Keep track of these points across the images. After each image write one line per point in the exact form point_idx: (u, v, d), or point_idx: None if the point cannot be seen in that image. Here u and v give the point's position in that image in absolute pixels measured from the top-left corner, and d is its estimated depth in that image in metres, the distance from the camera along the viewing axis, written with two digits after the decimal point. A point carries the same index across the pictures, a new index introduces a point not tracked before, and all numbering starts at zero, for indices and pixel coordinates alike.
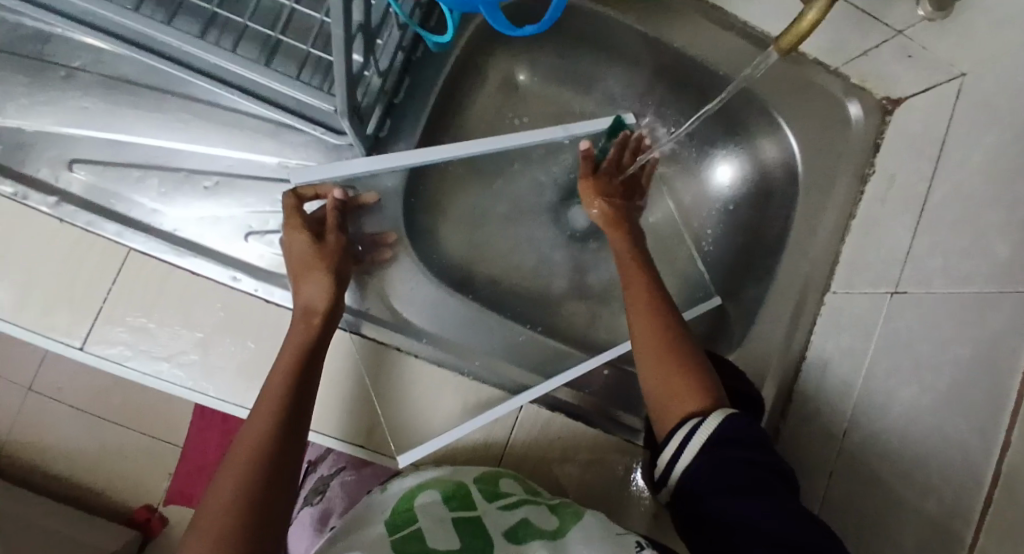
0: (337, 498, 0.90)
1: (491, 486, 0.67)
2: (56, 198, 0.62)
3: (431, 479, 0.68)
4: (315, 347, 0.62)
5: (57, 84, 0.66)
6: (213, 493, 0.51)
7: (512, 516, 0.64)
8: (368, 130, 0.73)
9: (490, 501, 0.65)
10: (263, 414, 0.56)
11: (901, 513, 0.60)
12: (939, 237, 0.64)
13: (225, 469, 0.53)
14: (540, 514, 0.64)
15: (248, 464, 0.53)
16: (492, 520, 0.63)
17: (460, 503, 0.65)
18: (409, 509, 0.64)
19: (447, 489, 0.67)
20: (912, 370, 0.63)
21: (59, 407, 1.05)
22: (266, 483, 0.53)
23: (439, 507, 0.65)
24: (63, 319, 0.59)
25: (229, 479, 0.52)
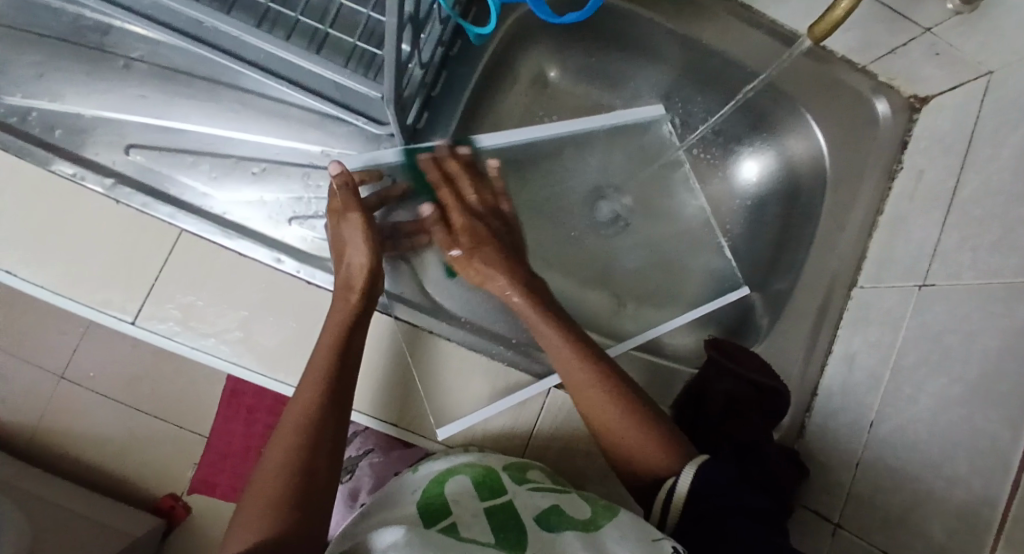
0: (366, 476, 0.85)
1: (522, 475, 0.64)
2: (113, 179, 0.63)
3: (460, 465, 0.64)
4: (356, 323, 0.61)
5: (116, 73, 0.67)
6: (266, 459, 0.56)
7: (541, 498, 0.59)
8: (407, 121, 0.67)
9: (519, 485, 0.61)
10: (309, 384, 0.58)
11: (928, 504, 0.56)
12: (969, 231, 0.63)
13: (275, 438, 0.56)
14: (573, 503, 0.59)
15: (294, 438, 0.56)
16: (523, 503, 0.58)
17: (492, 488, 0.60)
18: (438, 493, 0.60)
19: (479, 476, 0.62)
20: (934, 366, 0.61)
21: (95, 395, 1.18)
22: (310, 454, 0.56)
23: (470, 495, 0.59)
24: (116, 296, 0.61)
25: (278, 449, 0.55)
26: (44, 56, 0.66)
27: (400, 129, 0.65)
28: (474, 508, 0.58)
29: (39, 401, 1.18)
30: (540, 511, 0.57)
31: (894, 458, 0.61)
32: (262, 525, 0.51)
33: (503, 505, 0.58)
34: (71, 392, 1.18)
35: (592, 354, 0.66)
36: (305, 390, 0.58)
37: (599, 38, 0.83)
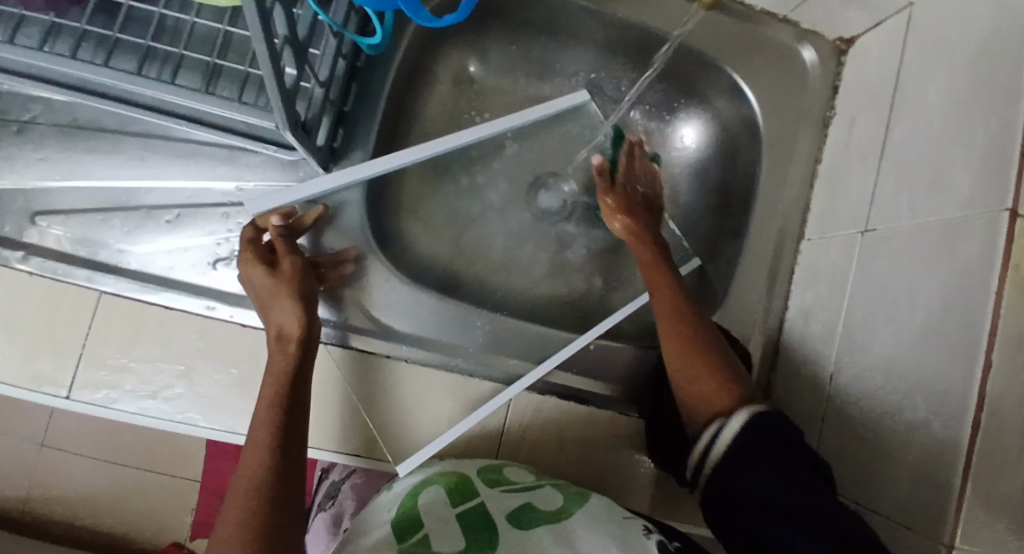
0: (349, 500, 0.80)
1: (493, 476, 0.63)
2: (25, 251, 0.60)
3: (431, 473, 0.63)
4: (302, 368, 0.59)
5: (10, 139, 0.64)
6: (218, 535, 0.51)
7: (513, 500, 0.59)
8: (318, 143, 0.64)
9: (489, 487, 0.61)
10: (260, 427, 0.55)
11: (894, 455, 0.55)
12: (904, 174, 0.61)
13: (227, 509, 0.52)
14: (543, 500, 0.59)
15: (247, 502, 0.52)
16: (496, 509, 0.58)
17: (464, 494, 0.60)
18: (412, 504, 0.59)
19: (450, 482, 0.62)
20: (885, 316, 0.59)
21: (77, 457, 1.16)
22: (268, 518, 0.51)
23: (441, 502, 0.59)
24: (47, 368, 0.59)
25: (232, 518, 0.51)
26: None
27: (313, 152, 0.63)
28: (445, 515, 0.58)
29: (18, 475, 1.14)
30: (513, 514, 0.57)
31: (857, 411, 0.61)
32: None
33: (475, 511, 0.58)
34: (50, 461, 1.15)
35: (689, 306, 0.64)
36: (257, 437, 0.55)
37: (516, 24, 0.80)
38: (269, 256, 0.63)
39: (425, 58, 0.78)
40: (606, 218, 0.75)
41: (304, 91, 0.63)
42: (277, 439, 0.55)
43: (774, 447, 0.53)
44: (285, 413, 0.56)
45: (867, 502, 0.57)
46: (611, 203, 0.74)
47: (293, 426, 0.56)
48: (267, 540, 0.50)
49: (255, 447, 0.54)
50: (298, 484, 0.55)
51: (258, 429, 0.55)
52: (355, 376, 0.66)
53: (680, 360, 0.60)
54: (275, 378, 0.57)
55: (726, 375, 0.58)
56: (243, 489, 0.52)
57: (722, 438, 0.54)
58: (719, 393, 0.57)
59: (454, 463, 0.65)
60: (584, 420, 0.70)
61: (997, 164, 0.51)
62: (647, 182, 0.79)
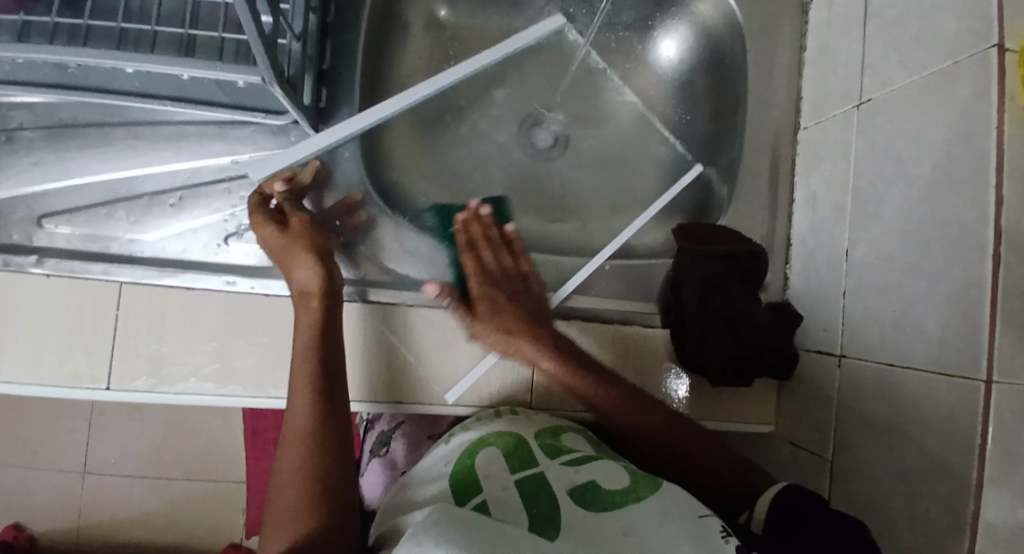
0: (400, 444, 0.80)
1: (554, 445, 0.60)
2: (38, 255, 0.61)
3: (490, 433, 0.62)
4: (328, 320, 0.60)
5: (2, 148, 0.64)
6: (276, 487, 0.52)
7: (574, 474, 0.55)
8: (305, 102, 0.64)
9: (552, 457, 0.58)
10: (299, 379, 0.56)
11: (918, 309, 0.56)
12: (890, 36, 0.61)
13: (280, 461, 0.53)
14: (603, 472, 0.55)
15: (298, 451, 0.53)
16: (556, 478, 0.54)
17: (524, 459, 0.57)
18: (471, 467, 0.57)
19: (509, 445, 0.60)
20: (891, 179, 0.60)
21: (120, 478, 1.16)
22: (320, 463, 0.52)
23: (500, 466, 0.57)
24: (82, 365, 0.59)
25: (285, 469, 0.52)
26: None
27: (301, 111, 0.63)
28: (505, 480, 0.54)
29: (67, 502, 1.15)
30: (573, 487, 0.53)
31: (876, 278, 0.61)
32: (296, 528, 0.48)
33: (534, 477, 0.54)
34: (96, 485, 1.16)
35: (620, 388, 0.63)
36: (298, 390, 0.56)
37: None
38: (282, 220, 0.64)
39: (393, 9, 0.77)
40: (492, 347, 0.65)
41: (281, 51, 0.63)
42: (317, 387, 0.56)
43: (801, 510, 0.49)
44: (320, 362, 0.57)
45: (901, 362, 0.57)
46: (477, 325, 0.65)
47: (331, 377, 0.58)
48: (321, 485, 0.51)
49: (299, 398, 0.56)
50: (345, 429, 0.56)
51: (298, 380, 0.57)
52: (380, 331, 0.67)
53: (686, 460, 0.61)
54: (307, 331, 0.59)
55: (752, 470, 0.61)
56: (292, 439, 0.54)
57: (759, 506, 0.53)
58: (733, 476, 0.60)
59: (506, 418, 0.66)
60: (611, 345, 0.71)
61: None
62: (522, 280, 0.68)
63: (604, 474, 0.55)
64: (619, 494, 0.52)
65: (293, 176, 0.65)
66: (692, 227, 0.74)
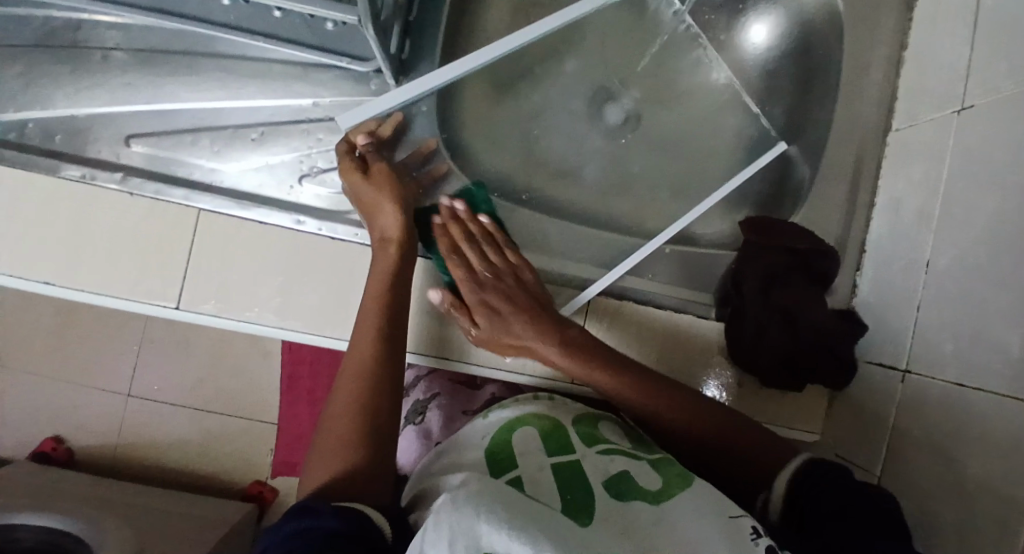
0: (435, 418, 0.78)
1: (593, 434, 0.60)
2: (122, 172, 0.62)
3: (528, 414, 0.62)
4: (401, 268, 0.60)
5: (97, 67, 0.66)
6: (330, 418, 0.53)
7: (610, 463, 0.55)
8: (391, 50, 0.64)
9: (588, 445, 0.58)
10: (366, 318, 0.57)
11: (1002, 324, 0.53)
12: (1000, 37, 0.58)
13: (336, 395, 0.54)
14: (640, 468, 0.55)
15: (356, 390, 0.54)
16: (592, 466, 0.54)
17: (560, 443, 0.57)
18: (508, 443, 0.58)
19: (547, 427, 0.60)
20: (985, 189, 0.57)
21: (161, 404, 1.21)
22: (375, 406, 0.54)
23: (537, 446, 0.57)
24: (155, 285, 0.61)
25: (341, 404, 0.53)
26: (24, 66, 0.65)
27: (386, 60, 0.63)
28: (541, 462, 0.55)
29: (112, 421, 1.20)
30: (608, 478, 0.52)
31: (958, 289, 0.59)
32: (339, 460, 0.50)
33: (571, 462, 0.54)
34: (140, 408, 1.20)
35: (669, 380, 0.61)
36: (364, 330, 0.57)
37: None
38: (366, 166, 0.64)
39: None
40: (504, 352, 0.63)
41: None
42: (381, 330, 0.57)
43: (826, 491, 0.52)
44: (388, 304, 0.58)
45: (974, 380, 0.56)
46: (488, 343, 0.62)
47: (398, 324, 0.58)
48: (369, 422, 0.53)
49: (362, 335, 0.57)
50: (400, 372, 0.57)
51: (365, 319, 0.58)
52: (440, 285, 0.66)
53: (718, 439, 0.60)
54: (379, 272, 0.59)
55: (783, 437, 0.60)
56: (350, 374, 0.55)
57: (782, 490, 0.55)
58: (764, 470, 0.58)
59: (545, 403, 0.66)
60: (663, 330, 0.70)
61: None
62: (510, 273, 0.64)
63: (641, 470, 0.54)
64: (653, 493, 0.51)
65: (376, 129, 0.65)
66: (756, 223, 0.74)
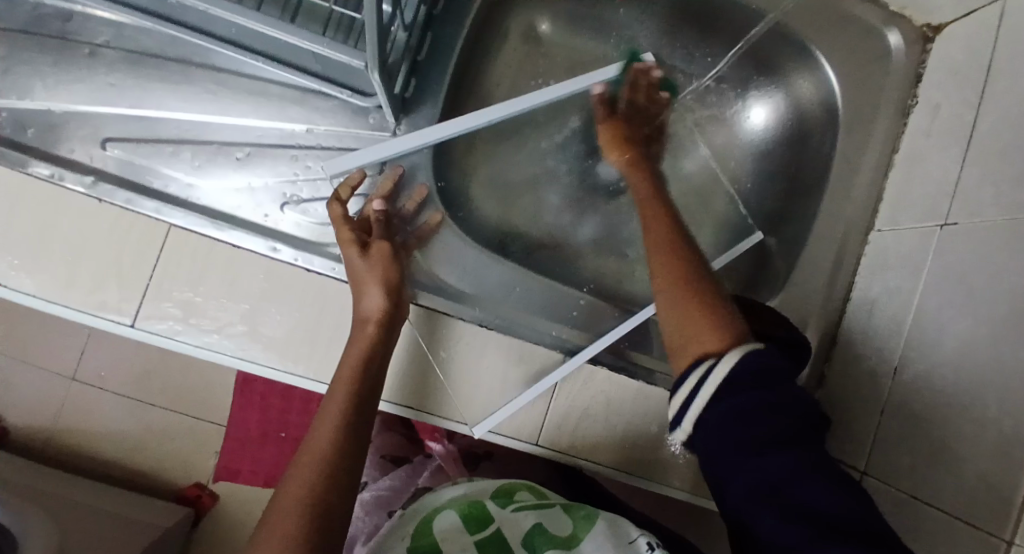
0: (358, 519, 0.81)
1: (505, 499, 0.65)
2: (94, 177, 0.60)
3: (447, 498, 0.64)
4: (377, 351, 0.58)
5: (82, 62, 0.64)
6: (276, 508, 0.48)
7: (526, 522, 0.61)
8: (395, 91, 0.63)
9: (502, 510, 0.63)
10: (333, 402, 0.54)
11: (959, 450, 0.55)
12: (992, 165, 0.60)
13: (288, 481, 0.50)
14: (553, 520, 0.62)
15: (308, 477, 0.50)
16: (510, 532, 0.59)
17: (476, 519, 0.61)
18: (428, 527, 0.59)
19: (465, 506, 0.63)
20: (959, 312, 0.59)
21: (105, 395, 1.15)
22: (327, 492, 0.49)
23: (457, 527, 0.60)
24: (111, 297, 0.58)
25: (290, 490, 0.49)
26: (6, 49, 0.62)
27: (390, 99, 0.62)
28: (464, 543, 0.58)
29: (51, 408, 1.15)
30: (525, 538, 0.59)
31: (921, 405, 0.60)
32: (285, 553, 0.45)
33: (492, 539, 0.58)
34: (82, 398, 1.15)
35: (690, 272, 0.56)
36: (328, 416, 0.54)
37: None
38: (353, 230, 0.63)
39: (496, 13, 0.76)
40: (359, 289, 0.60)
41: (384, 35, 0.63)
42: (347, 413, 0.54)
43: (781, 416, 0.46)
44: (357, 401, 0.55)
45: (924, 497, 0.57)
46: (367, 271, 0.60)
47: (364, 411, 0.56)
48: (317, 517, 0.48)
49: (323, 433, 0.53)
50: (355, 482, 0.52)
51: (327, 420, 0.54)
52: (417, 348, 0.65)
53: (674, 312, 0.54)
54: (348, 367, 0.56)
55: (714, 309, 0.53)
56: (302, 476, 0.50)
57: (707, 388, 0.48)
58: (715, 334, 0.51)
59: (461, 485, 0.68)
60: (630, 400, 0.69)
61: None
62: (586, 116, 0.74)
63: (551, 518, 0.62)
64: (565, 539, 0.59)
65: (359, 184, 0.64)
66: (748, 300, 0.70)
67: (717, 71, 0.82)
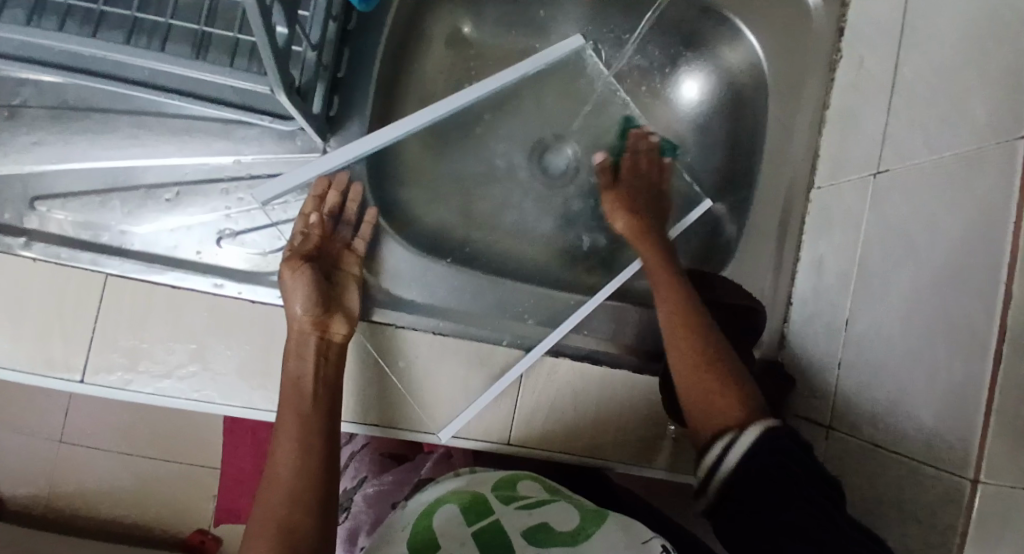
0: (364, 514, 0.74)
1: (508, 491, 0.62)
2: (26, 238, 0.60)
3: (448, 493, 0.61)
4: (320, 363, 0.59)
5: (1, 124, 0.62)
6: (250, 538, 0.50)
7: (529, 517, 0.57)
8: (314, 110, 0.63)
9: (507, 504, 0.59)
10: (286, 423, 0.56)
11: (915, 395, 0.55)
12: (917, 109, 0.59)
13: (258, 510, 0.51)
14: (559, 514, 0.58)
15: (281, 502, 0.52)
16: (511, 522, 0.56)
17: (480, 511, 0.57)
18: (428, 525, 0.56)
19: (465, 501, 0.59)
20: (901, 257, 0.59)
21: (93, 452, 1.14)
22: (295, 509, 0.51)
23: (459, 521, 0.57)
24: (58, 356, 0.58)
25: (260, 518, 0.51)
26: None
27: (308, 119, 0.62)
28: (462, 537, 0.54)
29: (41, 472, 1.14)
30: (527, 530, 0.55)
31: (877, 356, 0.60)
32: None
33: (493, 529, 0.54)
34: (71, 457, 1.14)
35: (699, 325, 0.62)
36: (285, 437, 0.55)
37: None
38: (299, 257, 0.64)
39: (416, 22, 0.75)
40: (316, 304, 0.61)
41: (296, 57, 0.63)
42: (300, 429, 0.56)
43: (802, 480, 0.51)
44: (309, 416, 0.56)
45: (889, 446, 0.57)
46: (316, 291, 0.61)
47: (320, 423, 0.57)
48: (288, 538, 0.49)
49: (280, 465, 0.54)
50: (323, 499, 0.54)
51: (281, 450, 0.55)
52: (374, 363, 0.66)
53: (689, 383, 0.58)
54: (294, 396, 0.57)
55: (739, 391, 0.56)
56: (271, 506, 0.51)
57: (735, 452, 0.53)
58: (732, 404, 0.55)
59: (465, 478, 0.66)
60: (597, 387, 0.69)
61: (1010, 84, 0.50)
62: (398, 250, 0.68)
63: (558, 514, 0.58)
64: (572, 535, 0.54)
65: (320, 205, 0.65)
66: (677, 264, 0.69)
67: (635, 49, 0.82)
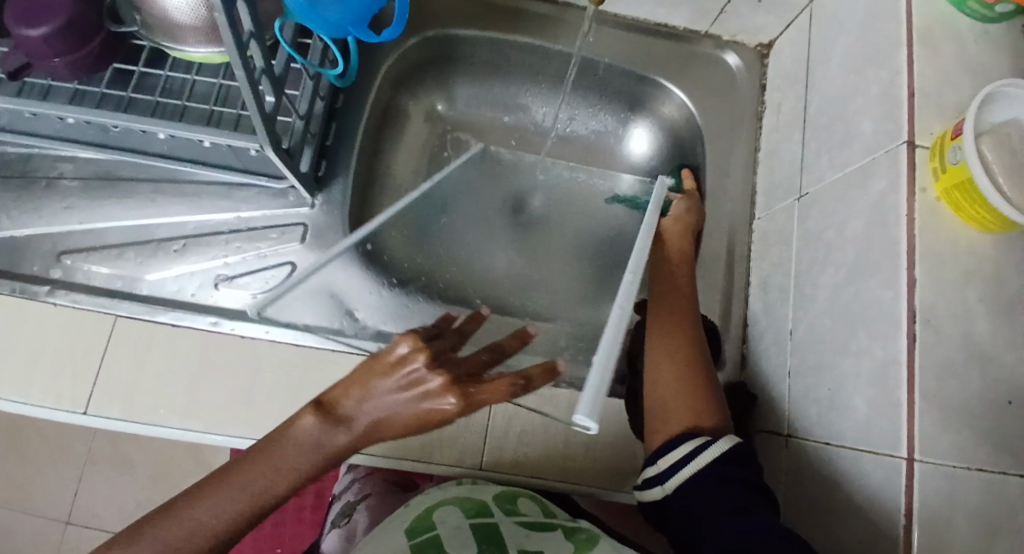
0: (362, 517, 0.77)
1: (509, 503, 0.65)
2: (50, 285, 0.69)
3: (450, 496, 0.65)
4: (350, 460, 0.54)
5: (40, 193, 0.73)
6: (201, 508, 0.48)
7: (525, 538, 0.61)
8: (302, 169, 0.72)
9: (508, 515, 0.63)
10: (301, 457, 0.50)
11: (849, 385, 0.58)
12: (824, 137, 0.68)
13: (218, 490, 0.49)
14: (555, 542, 0.61)
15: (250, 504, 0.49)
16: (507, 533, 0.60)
17: (480, 511, 0.63)
18: (427, 517, 0.62)
19: (466, 503, 0.64)
20: (824, 264, 0.64)
21: (99, 532, 1.15)
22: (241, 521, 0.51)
23: (456, 516, 0.62)
24: (67, 390, 0.65)
25: (218, 503, 0.49)
26: None
27: (296, 176, 0.70)
28: (461, 529, 0.60)
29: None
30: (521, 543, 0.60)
31: (816, 356, 0.64)
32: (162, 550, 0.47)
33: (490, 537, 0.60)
34: (78, 537, 1.15)
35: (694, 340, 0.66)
36: (287, 467, 0.50)
37: (474, 68, 0.91)
38: (446, 356, 0.53)
39: (397, 101, 0.88)
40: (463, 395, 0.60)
41: (286, 127, 0.73)
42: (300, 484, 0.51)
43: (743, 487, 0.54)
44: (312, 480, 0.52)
45: (833, 440, 0.59)
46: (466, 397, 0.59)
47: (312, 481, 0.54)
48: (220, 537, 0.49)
49: (258, 477, 0.50)
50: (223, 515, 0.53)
51: (259, 469, 0.50)
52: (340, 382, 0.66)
53: (668, 383, 0.63)
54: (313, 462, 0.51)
55: (713, 403, 0.62)
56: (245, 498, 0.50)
57: (702, 456, 0.57)
58: (707, 412, 0.61)
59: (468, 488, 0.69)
60: None
61: (889, 105, 0.59)
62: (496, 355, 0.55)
63: (555, 536, 0.62)
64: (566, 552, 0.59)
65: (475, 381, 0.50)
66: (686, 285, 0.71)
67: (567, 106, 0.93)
